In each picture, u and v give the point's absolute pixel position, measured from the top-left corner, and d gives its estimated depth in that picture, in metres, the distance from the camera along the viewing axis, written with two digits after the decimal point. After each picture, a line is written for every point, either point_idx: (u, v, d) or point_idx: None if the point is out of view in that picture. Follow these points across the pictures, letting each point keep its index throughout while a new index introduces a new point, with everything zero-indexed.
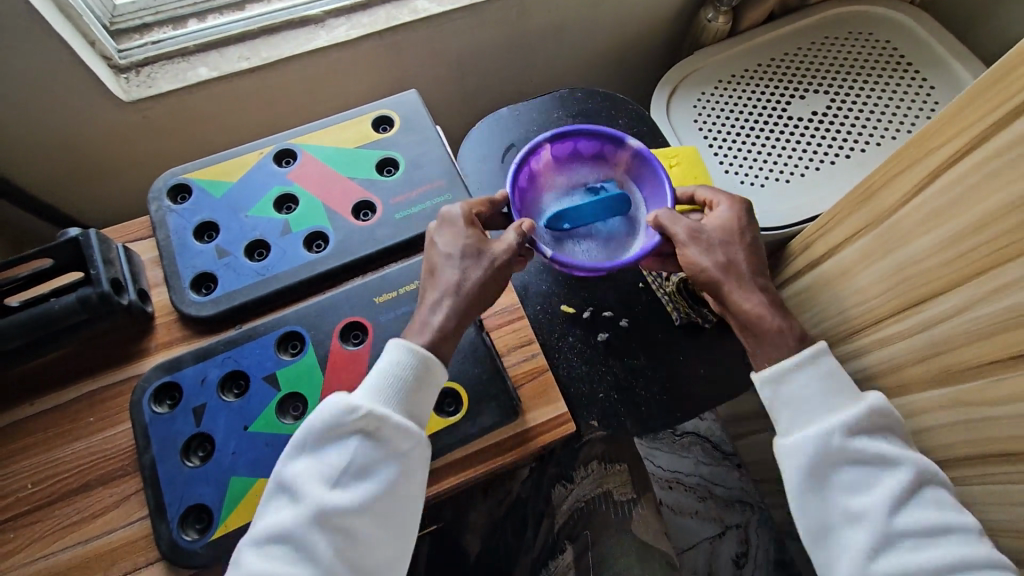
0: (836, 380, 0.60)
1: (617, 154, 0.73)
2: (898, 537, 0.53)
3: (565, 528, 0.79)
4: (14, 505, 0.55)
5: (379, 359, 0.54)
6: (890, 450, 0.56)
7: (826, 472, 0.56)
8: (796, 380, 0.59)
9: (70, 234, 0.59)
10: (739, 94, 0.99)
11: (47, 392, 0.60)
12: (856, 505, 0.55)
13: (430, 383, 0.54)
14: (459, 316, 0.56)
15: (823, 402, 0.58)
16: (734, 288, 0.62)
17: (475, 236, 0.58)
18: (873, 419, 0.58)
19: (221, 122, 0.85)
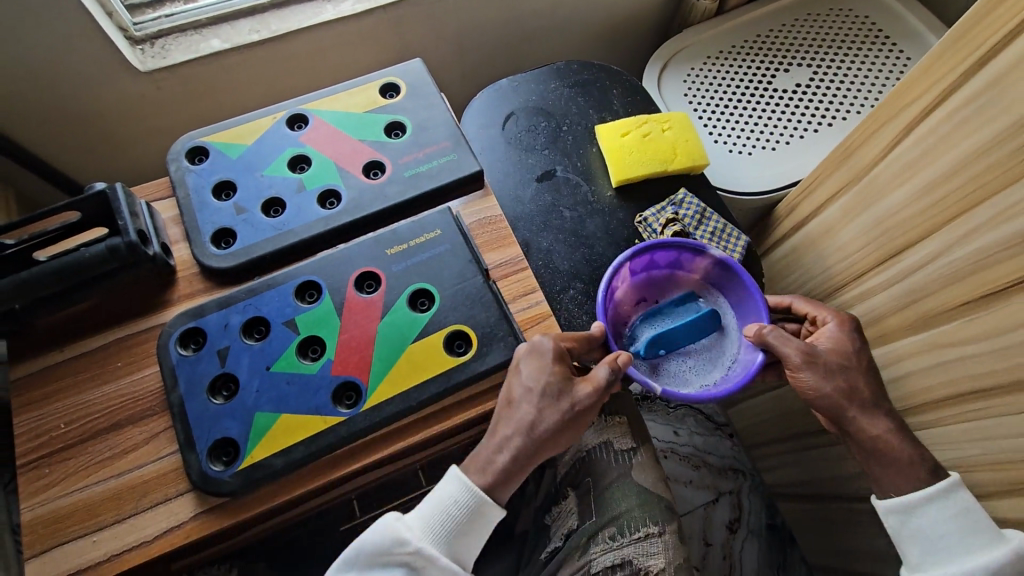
0: (972, 516, 0.67)
1: (694, 262, 0.78)
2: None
3: (567, 477, 0.78)
4: (49, 443, 0.58)
5: (441, 487, 0.60)
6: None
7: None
8: (925, 512, 0.68)
9: (97, 187, 0.62)
10: (727, 68, 1.04)
11: (76, 339, 0.63)
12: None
13: (475, 526, 0.60)
14: (521, 453, 0.59)
15: (951, 535, 0.67)
16: (853, 405, 0.70)
17: (571, 378, 0.61)
18: (1011, 561, 0.64)
19: (232, 94, 0.88)
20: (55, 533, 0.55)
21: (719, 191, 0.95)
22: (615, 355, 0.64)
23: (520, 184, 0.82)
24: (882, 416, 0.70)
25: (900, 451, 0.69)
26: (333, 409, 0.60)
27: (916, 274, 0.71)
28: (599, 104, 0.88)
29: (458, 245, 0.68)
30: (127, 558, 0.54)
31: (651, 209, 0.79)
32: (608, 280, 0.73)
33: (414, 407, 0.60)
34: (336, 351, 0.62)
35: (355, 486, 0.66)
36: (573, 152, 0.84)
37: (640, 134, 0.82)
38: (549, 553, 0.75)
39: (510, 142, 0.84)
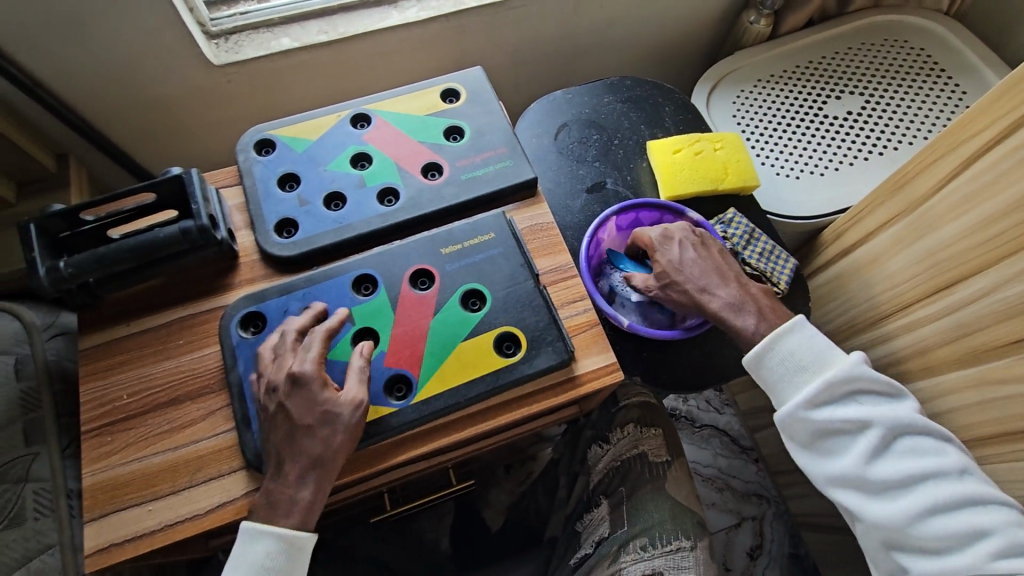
0: (810, 348, 0.67)
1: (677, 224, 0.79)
2: (874, 485, 0.63)
3: (600, 485, 0.79)
4: (110, 413, 0.61)
5: (234, 553, 0.56)
6: (857, 416, 0.64)
7: (802, 435, 0.66)
8: (768, 363, 0.67)
9: (172, 172, 0.65)
10: (777, 93, 1.04)
11: (141, 315, 0.65)
12: (837, 464, 0.65)
13: (303, 551, 0.58)
14: (317, 486, 0.56)
15: (792, 378, 0.67)
16: (681, 294, 0.68)
17: (326, 402, 0.57)
18: (840, 388, 0.65)
19: (294, 91, 0.91)
20: (113, 499, 0.57)
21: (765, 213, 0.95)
22: (359, 348, 0.61)
23: (571, 194, 0.83)
24: (720, 286, 0.68)
25: (740, 322, 0.67)
26: (384, 399, 0.61)
27: (969, 307, 0.70)
28: (651, 119, 0.89)
29: (511, 249, 0.69)
30: (180, 528, 0.56)
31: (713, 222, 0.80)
32: (592, 228, 0.75)
33: (461, 403, 0.62)
34: (389, 344, 0.64)
35: (401, 475, 0.67)
36: (623, 165, 0.85)
37: (692, 152, 0.83)
38: (578, 560, 0.75)
39: (562, 152, 0.86)
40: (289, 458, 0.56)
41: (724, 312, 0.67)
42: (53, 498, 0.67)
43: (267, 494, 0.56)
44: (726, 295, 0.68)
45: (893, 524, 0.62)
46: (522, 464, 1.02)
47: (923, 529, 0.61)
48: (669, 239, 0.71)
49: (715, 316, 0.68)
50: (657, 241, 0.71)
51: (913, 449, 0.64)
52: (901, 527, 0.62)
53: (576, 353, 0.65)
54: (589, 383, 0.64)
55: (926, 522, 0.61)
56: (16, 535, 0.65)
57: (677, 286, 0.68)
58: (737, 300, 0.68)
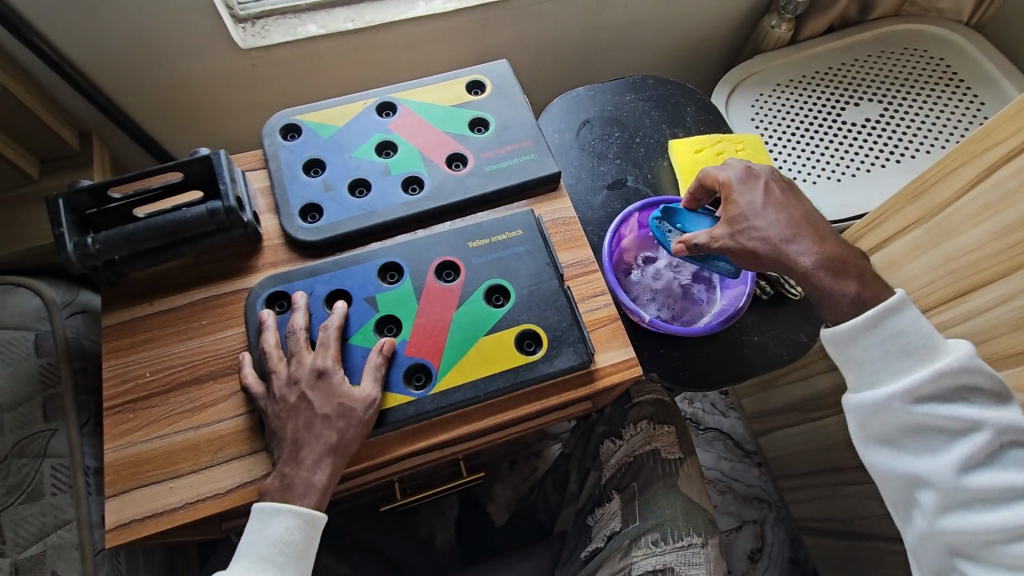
0: (910, 337, 0.64)
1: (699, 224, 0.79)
2: (964, 491, 0.61)
3: (611, 480, 0.79)
4: (132, 390, 0.61)
5: (250, 528, 0.55)
6: (964, 416, 0.61)
7: (893, 427, 0.64)
8: (860, 343, 0.65)
9: (201, 152, 0.65)
10: (796, 97, 1.05)
11: (164, 295, 0.66)
12: (926, 462, 0.63)
13: (314, 535, 0.57)
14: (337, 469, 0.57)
15: (885, 361, 0.64)
16: (757, 240, 0.67)
17: (343, 395, 0.58)
18: (946, 385, 0.62)
19: (317, 78, 0.91)
20: (134, 476, 0.57)
21: None
22: (380, 343, 0.62)
23: (591, 190, 0.83)
24: (807, 244, 0.67)
25: (839, 285, 0.66)
26: (404, 388, 0.62)
27: (979, 318, 0.72)
28: (672, 119, 0.89)
29: (538, 248, 0.69)
30: (199, 507, 0.57)
31: None
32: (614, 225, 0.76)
33: (479, 397, 0.62)
34: (412, 334, 0.64)
35: (410, 466, 0.66)
36: (644, 164, 0.85)
37: (714, 152, 0.84)
38: (589, 553, 0.75)
39: (584, 148, 0.86)
40: (308, 441, 0.57)
41: (812, 269, 0.66)
42: (71, 475, 0.68)
43: (285, 476, 0.56)
44: (817, 251, 0.67)
45: (977, 533, 0.60)
46: (528, 460, 1.03)
47: (1004, 545, 0.59)
48: (755, 181, 0.71)
49: (810, 274, 0.66)
50: (738, 180, 0.71)
51: (1019, 463, 0.61)
52: (984, 538, 0.59)
53: (596, 351, 0.65)
54: (609, 377, 0.64)
55: (1014, 538, 0.59)
56: (32, 510, 0.66)
57: (755, 232, 0.68)
58: (834, 260, 0.67)
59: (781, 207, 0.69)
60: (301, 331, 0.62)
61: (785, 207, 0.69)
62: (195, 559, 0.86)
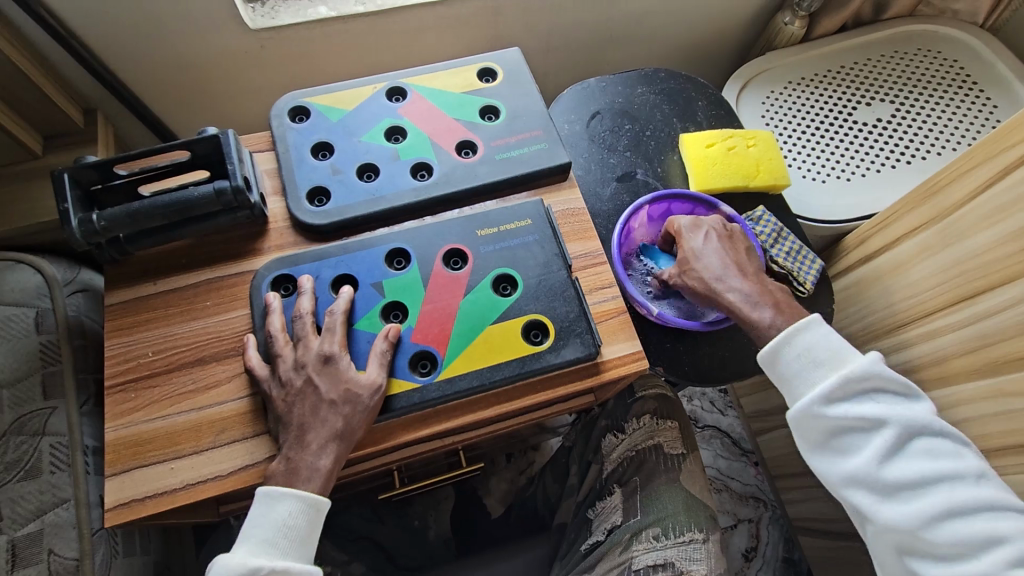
0: (824, 348, 0.65)
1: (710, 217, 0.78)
2: (888, 487, 0.61)
3: (613, 475, 0.78)
4: (134, 369, 0.60)
5: (254, 510, 0.55)
6: (869, 414, 0.62)
7: (814, 432, 0.64)
8: (778, 361, 0.66)
9: (208, 131, 0.64)
10: (808, 96, 1.04)
11: (168, 275, 0.65)
12: (850, 463, 0.63)
13: (316, 522, 0.57)
14: (342, 455, 0.56)
15: (803, 375, 0.65)
16: (697, 281, 0.69)
17: (350, 381, 0.58)
18: (852, 386, 0.63)
19: (326, 61, 0.90)
20: (135, 455, 0.57)
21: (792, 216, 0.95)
22: (386, 329, 0.61)
23: (600, 182, 0.83)
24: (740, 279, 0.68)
25: (757, 316, 0.67)
26: (409, 374, 0.61)
27: (991, 319, 0.70)
28: (683, 113, 0.89)
29: (548, 238, 0.69)
30: (201, 488, 0.56)
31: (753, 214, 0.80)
32: (625, 218, 0.75)
33: (485, 386, 0.61)
34: (419, 321, 0.64)
35: (412, 454, 0.65)
36: (653, 157, 0.85)
37: (725, 147, 0.83)
38: (590, 546, 0.74)
39: (594, 140, 0.85)
40: (313, 426, 0.56)
41: (740, 304, 0.67)
42: (70, 453, 0.67)
43: (289, 460, 0.56)
44: (742, 288, 0.68)
45: (907, 526, 0.60)
46: (525, 454, 1.05)
47: (939, 535, 0.59)
48: (697, 227, 0.72)
49: (730, 308, 0.68)
50: (688, 226, 0.72)
51: (930, 451, 0.61)
52: (918, 532, 0.59)
53: (603, 343, 0.64)
54: (615, 370, 0.63)
55: (942, 526, 0.59)
56: (30, 488, 0.65)
57: (694, 272, 0.69)
58: (754, 295, 0.67)
59: (725, 249, 0.70)
60: (307, 315, 0.61)
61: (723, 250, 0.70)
62: (191, 543, 0.85)
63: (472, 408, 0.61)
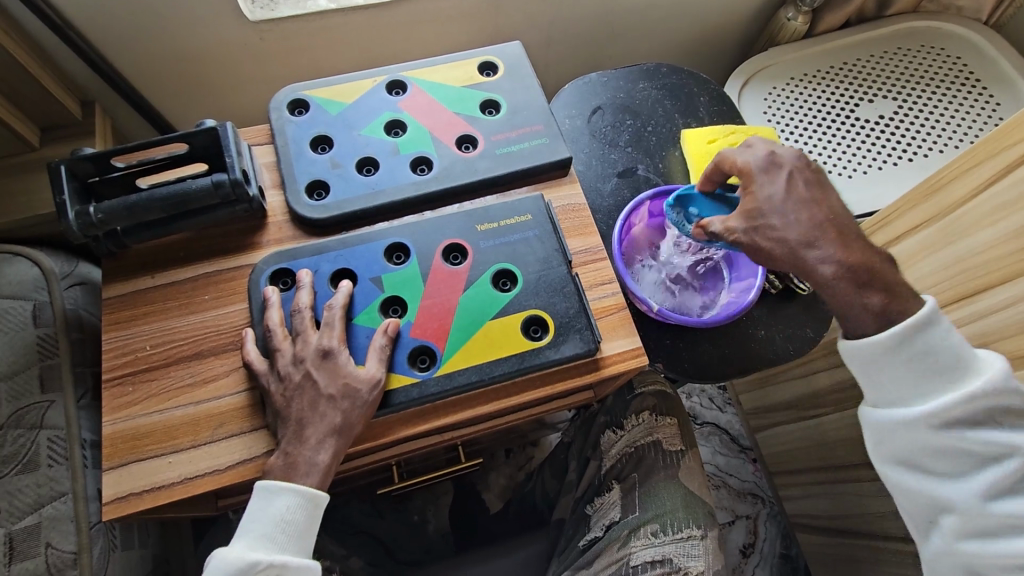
0: (939, 355, 0.60)
1: None
2: (988, 518, 0.60)
3: (611, 470, 0.77)
4: (132, 362, 0.60)
5: (252, 504, 0.55)
6: (994, 445, 0.60)
7: (917, 450, 0.62)
8: (885, 363, 0.61)
9: (207, 124, 0.64)
10: (810, 92, 1.04)
11: (166, 268, 0.64)
12: (950, 486, 0.61)
13: (315, 516, 0.57)
14: (339, 450, 0.56)
15: (911, 380, 0.61)
16: (772, 239, 0.62)
17: (348, 376, 0.58)
18: (978, 410, 0.60)
19: (325, 55, 0.90)
20: (132, 449, 0.57)
21: None
22: (385, 324, 0.61)
23: (601, 177, 0.82)
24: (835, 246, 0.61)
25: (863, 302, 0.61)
26: (408, 369, 0.61)
27: (992, 316, 0.70)
28: (685, 108, 0.88)
29: (548, 233, 0.68)
30: (198, 483, 0.56)
31: None
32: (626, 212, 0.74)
33: (484, 381, 0.61)
34: (418, 316, 0.63)
35: (410, 449, 0.65)
36: (655, 153, 0.84)
37: (727, 143, 0.84)
38: (587, 542, 0.74)
39: (594, 135, 0.85)
40: (310, 421, 0.56)
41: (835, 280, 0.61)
42: (68, 447, 0.67)
43: (287, 455, 0.55)
44: (838, 256, 0.61)
45: (994, 560, 0.59)
46: (523, 450, 1.04)
47: None
48: (772, 170, 0.65)
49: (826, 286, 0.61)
50: (761, 167, 0.65)
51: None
52: (1000, 565, 0.59)
53: (603, 339, 0.64)
54: (614, 366, 0.63)
55: None
56: (27, 481, 0.65)
57: (768, 229, 0.62)
58: (855, 269, 0.61)
59: (807, 203, 0.63)
60: (305, 310, 0.61)
61: (806, 199, 0.63)
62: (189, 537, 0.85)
63: (471, 403, 0.61)
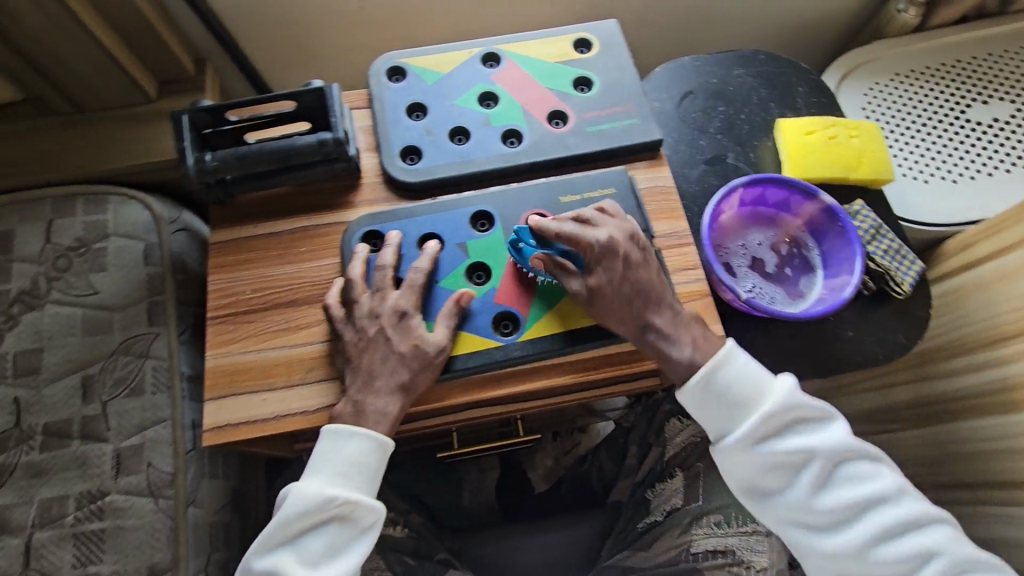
0: (741, 385, 0.59)
1: (805, 206, 0.72)
2: (816, 514, 0.59)
3: (675, 457, 0.79)
4: (233, 304, 0.64)
5: (323, 445, 0.56)
6: (793, 447, 0.59)
7: (754, 472, 0.59)
8: (709, 386, 0.59)
9: (313, 84, 0.67)
10: (917, 89, 0.97)
11: (267, 219, 0.68)
12: (796, 503, 0.59)
13: (385, 460, 0.58)
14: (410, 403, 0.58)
15: (730, 407, 0.59)
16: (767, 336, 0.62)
17: (416, 337, 0.59)
18: (772, 420, 0.59)
19: (420, 27, 0.92)
20: (230, 384, 0.61)
21: (900, 220, 0.89)
22: (456, 293, 0.62)
23: (689, 163, 0.81)
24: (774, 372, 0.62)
25: None
26: (492, 333, 0.62)
27: None
28: (781, 97, 0.85)
29: (630, 209, 0.68)
30: (289, 421, 0.60)
31: (860, 204, 0.75)
32: (719, 198, 0.69)
33: (564, 349, 0.62)
34: (501, 282, 0.64)
35: (490, 411, 0.69)
36: (746, 142, 0.82)
37: (827, 136, 0.78)
38: (647, 524, 0.76)
39: (684, 120, 0.83)
40: (383, 373, 0.58)
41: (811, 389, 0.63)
42: (169, 377, 0.72)
43: (357, 402, 0.57)
44: None
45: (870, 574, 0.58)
46: (571, 433, 1.01)
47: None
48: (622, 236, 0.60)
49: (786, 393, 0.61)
50: (624, 242, 0.59)
51: (851, 478, 0.59)
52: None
53: None
54: None
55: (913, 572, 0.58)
56: (134, 404, 0.70)
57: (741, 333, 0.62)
58: None
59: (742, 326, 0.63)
60: (389, 270, 0.63)
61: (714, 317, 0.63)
62: (263, 475, 0.91)
63: (547, 373, 0.62)
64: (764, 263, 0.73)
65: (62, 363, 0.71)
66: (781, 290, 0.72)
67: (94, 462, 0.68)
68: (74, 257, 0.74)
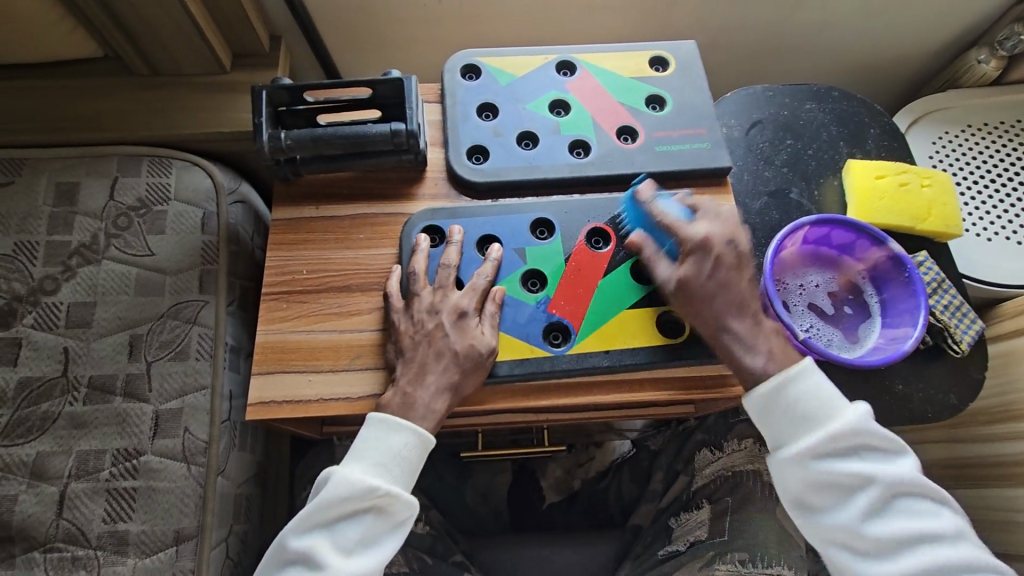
0: (808, 403, 0.58)
1: (871, 252, 0.71)
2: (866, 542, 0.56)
3: (703, 490, 0.77)
4: (289, 283, 0.64)
5: (369, 434, 0.57)
6: (857, 471, 0.56)
7: (804, 486, 0.57)
8: (781, 396, 0.58)
9: (393, 75, 0.68)
10: (989, 143, 0.95)
11: (329, 202, 0.68)
12: (845, 528, 0.56)
13: (426, 457, 0.58)
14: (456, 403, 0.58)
15: (798, 424, 0.58)
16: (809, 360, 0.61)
17: (470, 336, 0.59)
18: (840, 443, 0.57)
19: (494, 27, 0.92)
20: (278, 361, 0.61)
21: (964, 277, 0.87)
22: (494, 291, 0.63)
23: (751, 194, 0.79)
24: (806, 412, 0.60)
25: None
26: (543, 342, 0.62)
27: None
28: (852, 137, 0.83)
29: None
30: (332, 405, 0.60)
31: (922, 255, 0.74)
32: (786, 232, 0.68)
33: (615, 367, 0.62)
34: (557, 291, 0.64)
35: (530, 419, 0.69)
36: (812, 178, 0.80)
37: (897, 182, 0.77)
38: (668, 553, 0.74)
39: (751, 148, 0.82)
40: (433, 369, 0.58)
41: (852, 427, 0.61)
42: (213, 345, 0.73)
43: (406, 395, 0.57)
44: None
45: None
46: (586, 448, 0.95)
47: None
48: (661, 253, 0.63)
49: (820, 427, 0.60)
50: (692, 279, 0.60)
51: (908, 514, 0.56)
52: None
53: None
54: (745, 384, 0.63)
55: None
56: (178, 368, 0.71)
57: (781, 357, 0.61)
58: None
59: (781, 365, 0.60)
60: (451, 268, 0.63)
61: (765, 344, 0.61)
62: (287, 453, 0.92)
63: (596, 389, 0.62)
64: (822, 306, 0.72)
65: (112, 320, 0.72)
66: (835, 334, 0.71)
67: (134, 421, 0.69)
68: (134, 217, 0.75)
